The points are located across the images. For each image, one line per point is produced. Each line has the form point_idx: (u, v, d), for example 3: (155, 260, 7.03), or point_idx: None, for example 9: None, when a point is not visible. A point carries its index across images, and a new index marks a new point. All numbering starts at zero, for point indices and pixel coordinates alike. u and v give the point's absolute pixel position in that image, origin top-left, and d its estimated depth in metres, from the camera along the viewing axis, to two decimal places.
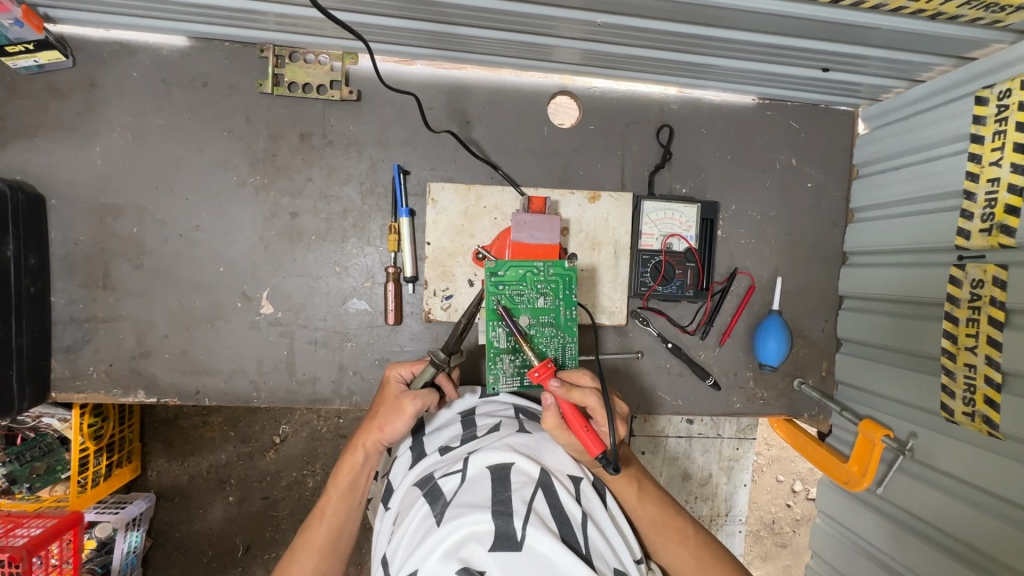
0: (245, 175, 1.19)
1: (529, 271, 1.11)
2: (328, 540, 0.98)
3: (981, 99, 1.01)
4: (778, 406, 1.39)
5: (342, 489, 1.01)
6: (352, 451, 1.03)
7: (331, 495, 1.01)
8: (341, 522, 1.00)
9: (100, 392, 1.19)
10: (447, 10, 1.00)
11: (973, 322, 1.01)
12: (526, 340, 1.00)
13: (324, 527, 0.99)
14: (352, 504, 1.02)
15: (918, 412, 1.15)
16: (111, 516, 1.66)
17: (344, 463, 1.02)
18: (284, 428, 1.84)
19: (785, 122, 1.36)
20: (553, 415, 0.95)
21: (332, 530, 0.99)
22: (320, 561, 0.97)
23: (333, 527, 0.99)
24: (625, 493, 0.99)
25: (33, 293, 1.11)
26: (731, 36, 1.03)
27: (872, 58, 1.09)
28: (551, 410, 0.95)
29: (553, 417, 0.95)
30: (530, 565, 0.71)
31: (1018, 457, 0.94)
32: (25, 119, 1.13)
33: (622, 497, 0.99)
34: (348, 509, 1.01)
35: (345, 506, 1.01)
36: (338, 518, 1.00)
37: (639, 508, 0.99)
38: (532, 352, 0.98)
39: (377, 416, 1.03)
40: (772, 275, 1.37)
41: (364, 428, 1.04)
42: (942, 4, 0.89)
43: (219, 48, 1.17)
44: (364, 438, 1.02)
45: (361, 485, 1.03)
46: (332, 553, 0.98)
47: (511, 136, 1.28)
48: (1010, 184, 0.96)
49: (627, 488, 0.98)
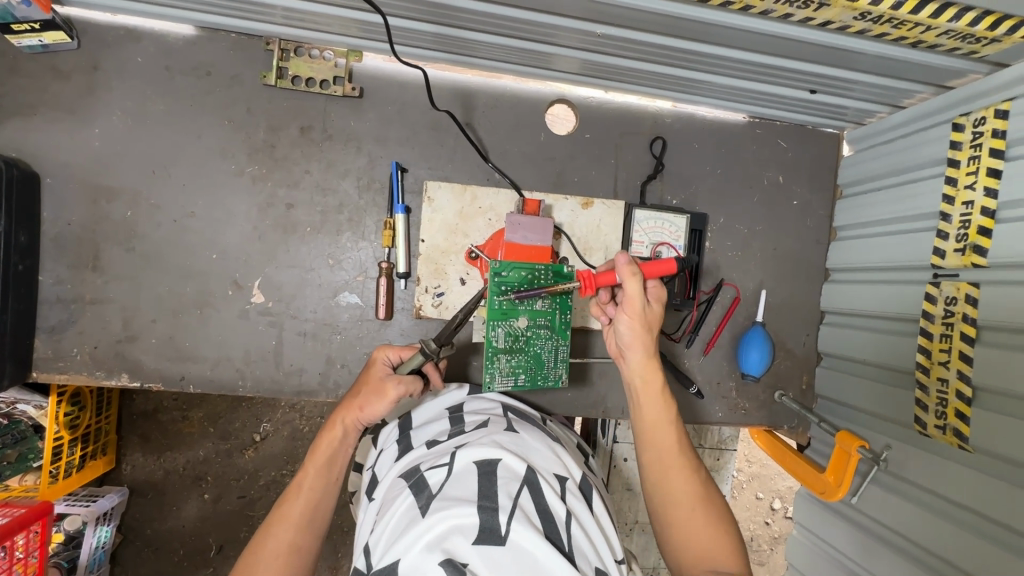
0: (243, 164, 1.20)
1: (531, 274, 1.14)
2: (304, 514, 0.95)
3: (958, 125, 1.06)
4: (758, 416, 1.41)
5: (320, 463, 1.00)
6: (330, 428, 1.04)
7: (308, 471, 0.99)
8: (318, 497, 0.97)
9: (82, 375, 1.17)
10: (462, 16, 1.04)
11: (946, 338, 1.04)
12: (552, 287, 1.08)
13: (300, 503, 0.96)
14: (330, 480, 1.00)
15: (895, 425, 1.17)
16: (82, 508, 1.63)
17: (322, 440, 1.02)
18: (265, 426, 1.83)
19: (774, 141, 1.41)
20: (638, 280, 0.99)
21: (308, 505, 0.96)
22: (296, 535, 0.93)
23: (309, 501, 0.96)
24: (656, 407, 1.01)
25: (21, 272, 1.10)
26: (723, 53, 1.08)
27: (857, 82, 1.14)
28: (630, 282, 0.99)
29: (638, 283, 0.99)
30: (514, 560, 0.72)
31: (985, 470, 0.97)
32: (25, 97, 1.13)
33: (650, 412, 1.01)
34: (325, 485, 0.99)
35: (323, 481, 0.99)
36: (315, 493, 0.97)
37: (663, 427, 1.00)
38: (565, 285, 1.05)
39: (358, 396, 1.05)
40: (757, 288, 1.40)
41: (344, 406, 1.05)
42: (922, 32, 0.92)
43: (224, 39, 1.19)
44: (343, 415, 1.03)
45: (339, 462, 1.02)
46: (308, 528, 0.94)
47: (507, 141, 1.31)
48: (983, 207, 1.00)
49: (661, 404, 1.01)
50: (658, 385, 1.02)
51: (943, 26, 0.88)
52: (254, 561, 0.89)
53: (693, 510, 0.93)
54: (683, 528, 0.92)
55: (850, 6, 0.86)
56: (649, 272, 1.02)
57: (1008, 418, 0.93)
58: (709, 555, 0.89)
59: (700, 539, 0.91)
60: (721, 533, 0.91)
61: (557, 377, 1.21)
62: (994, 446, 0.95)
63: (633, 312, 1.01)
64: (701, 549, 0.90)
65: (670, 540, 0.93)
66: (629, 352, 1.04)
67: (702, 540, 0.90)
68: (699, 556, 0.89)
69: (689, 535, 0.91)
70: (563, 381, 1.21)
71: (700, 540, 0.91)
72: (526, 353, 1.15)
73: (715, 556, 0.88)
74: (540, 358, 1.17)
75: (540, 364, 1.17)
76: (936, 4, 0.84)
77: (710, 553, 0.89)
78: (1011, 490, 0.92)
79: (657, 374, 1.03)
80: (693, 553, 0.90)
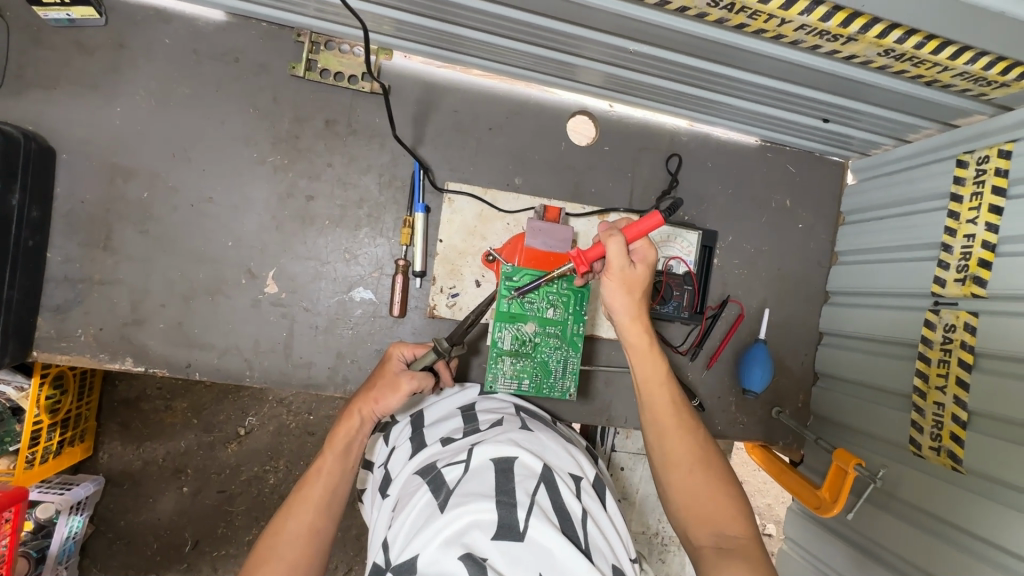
0: (265, 153, 1.20)
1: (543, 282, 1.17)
2: (323, 498, 0.97)
3: (962, 161, 1.12)
4: (755, 431, 1.45)
5: (339, 449, 1.02)
6: (348, 416, 1.05)
7: (326, 456, 1.02)
8: (336, 482, 1.00)
9: (84, 357, 1.15)
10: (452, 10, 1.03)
11: (943, 363, 1.09)
12: (552, 277, 1.07)
13: (319, 486, 0.98)
14: (347, 466, 1.02)
15: (890, 446, 1.22)
16: (56, 496, 1.56)
17: (340, 427, 1.04)
18: (250, 420, 1.80)
19: (783, 165, 1.46)
20: (620, 241, 0.99)
21: (327, 487, 0.99)
22: (315, 519, 0.95)
23: (328, 485, 0.99)
24: (647, 368, 1.03)
25: (30, 247, 1.07)
26: (745, 77, 1.12)
27: (868, 114, 1.19)
28: (613, 245, 0.99)
29: (621, 244, 0.99)
30: (533, 556, 0.72)
31: (977, 490, 1.02)
32: (46, 70, 1.11)
33: (642, 374, 1.03)
34: (342, 470, 1.01)
35: (341, 466, 1.01)
36: (333, 478, 0.99)
37: (655, 387, 1.02)
38: (561, 270, 1.05)
39: (374, 388, 1.07)
40: (760, 306, 1.45)
41: (361, 395, 1.07)
42: (939, 72, 0.97)
43: (255, 27, 1.19)
44: (360, 405, 1.05)
45: (356, 449, 1.04)
46: (327, 512, 0.97)
47: (528, 148, 1.33)
48: (984, 240, 1.06)
49: (652, 364, 1.02)
50: (647, 346, 1.03)
51: (959, 68, 0.93)
52: (274, 542, 0.92)
53: (692, 473, 0.96)
54: (683, 488, 0.95)
55: (876, 43, 0.90)
56: (633, 234, 1.01)
57: (1002, 443, 0.98)
58: (712, 518, 0.92)
59: (702, 501, 0.93)
60: (723, 496, 0.94)
61: (564, 389, 1.21)
62: (987, 468, 1.00)
63: (616, 276, 1.01)
64: (702, 513, 0.92)
65: (672, 502, 0.96)
66: (616, 317, 1.03)
67: (704, 503, 0.93)
68: (702, 519, 0.92)
69: (690, 498, 0.94)
70: (570, 394, 1.21)
71: (702, 502, 0.93)
72: (532, 359, 1.17)
73: (718, 519, 0.91)
74: (547, 365, 1.19)
75: (546, 373, 1.19)
76: (956, 47, 0.89)
77: (714, 515, 0.92)
78: (1003, 511, 0.96)
79: (645, 333, 1.03)
80: (695, 515, 0.93)
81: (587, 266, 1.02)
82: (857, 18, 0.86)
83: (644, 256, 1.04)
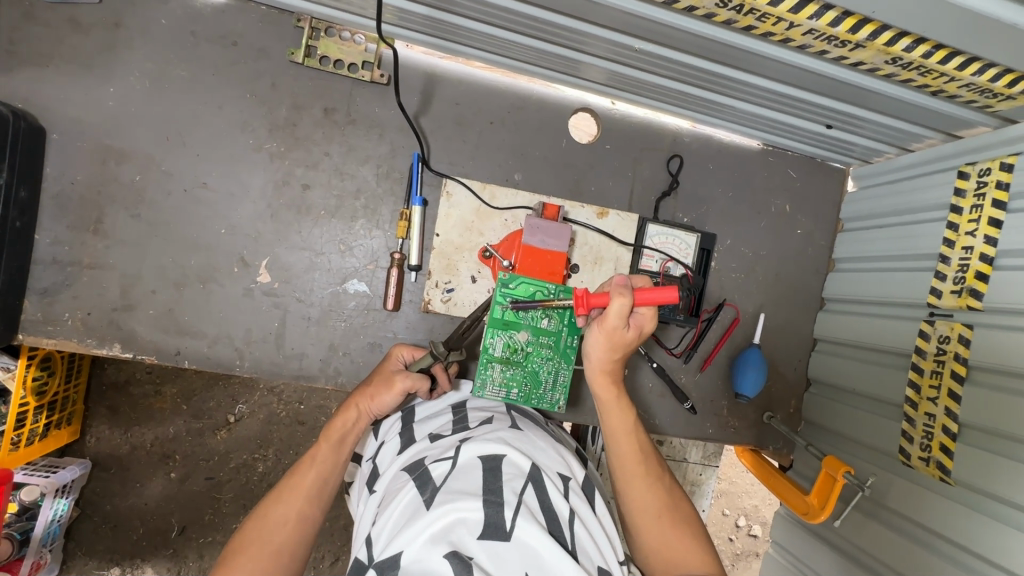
0: (262, 140, 1.18)
1: (539, 291, 1.14)
2: (314, 485, 0.99)
3: (964, 172, 1.12)
4: (747, 435, 1.45)
5: (335, 437, 1.04)
6: (346, 408, 1.07)
7: (322, 445, 1.04)
8: (329, 470, 1.02)
9: (71, 341, 1.13)
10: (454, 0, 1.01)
11: (937, 374, 1.10)
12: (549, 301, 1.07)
13: (312, 474, 1.00)
14: (339, 457, 1.04)
15: (881, 456, 1.22)
16: (41, 478, 1.53)
17: (338, 418, 1.06)
18: (240, 408, 1.78)
19: (785, 170, 1.45)
20: (627, 301, 0.95)
21: (319, 476, 1.00)
22: (304, 506, 0.97)
23: (320, 474, 1.00)
24: (615, 420, 1.04)
25: (18, 228, 1.05)
26: (750, 79, 1.11)
27: (869, 121, 1.19)
28: (618, 304, 0.95)
29: (626, 304, 0.94)
30: (517, 556, 0.71)
31: (963, 502, 1.03)
32: (38, 47, 1.09)
33: (609, 425, 1.05)
34: (336, 460, 1.03)
35: (334, 456, 1.03)
36: (326, 467, 1.01)
37: (622, 439, 1.05)
38: (561, 303, 1.03)
39: (370, 384, 1.09)
40: (756, 310, 1.44)
41: (359, 389, 1.10)
42: (946, 82, 0.96)
43: (254, 11, 1.16)
44: (358, 399, 1.07)
45: (350, 441, 1.06)
46: (316, 500, 0.99)
47: (530, 144, 1.31)
48: (982, 253, 1.05)
49: (620, 417, 1.04)
50: (613, 398, 1.04)
51: (966, 79, 0.92)
52: (262, 525, 0.94)
53: (660, 520, 1.00)
54: (654, 535, 0.98)
55: (884, 50, 0.89)
56: (642, 300, 0.96)
57: (992, 456, 0.98)
58: (679, 561, 0.95)
59: (670, 547, 0.97)
60: (689, 539, 0.98)
61: (554, 402, 1.19)
62: (975, 481, 1.00)
63: (610, 330, 0.97)
64: (670, 557, 0.96)
65: (641, 549, 0.99)
66: (590, 365, 1.04)
67: (671, 547, 0.97)
68: (669, 563, 0.95)
69: (659, 543, 0.97)
70: (559, 407, 1.18)
71: (670, 548, 0.97)
72: (523, 368, 1.15)
73: (686, 562, 0.95)
74: (538, 376, 1.16)
75: (536, 383, 1.17)
76: (964, 57, 0.88)
77: (682, 559, 0.95)
78: (989, 524, 0.97)
79: (611, 387, 1.04)
80: (663, 561, 0.96)
81: (587, 311, 0.97)
82: (866, 25, 0.85)
83: (644, 321, 1.01)
